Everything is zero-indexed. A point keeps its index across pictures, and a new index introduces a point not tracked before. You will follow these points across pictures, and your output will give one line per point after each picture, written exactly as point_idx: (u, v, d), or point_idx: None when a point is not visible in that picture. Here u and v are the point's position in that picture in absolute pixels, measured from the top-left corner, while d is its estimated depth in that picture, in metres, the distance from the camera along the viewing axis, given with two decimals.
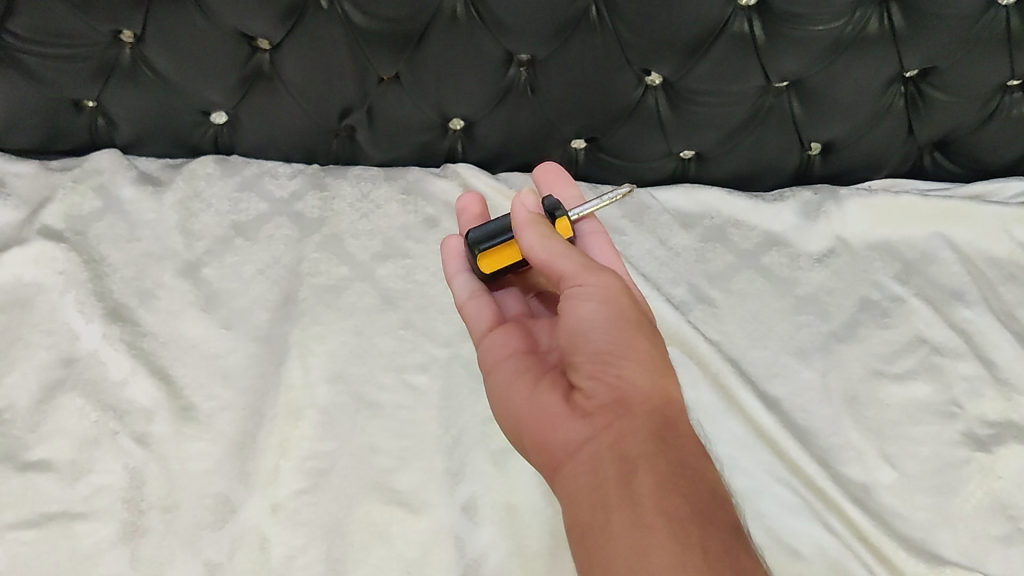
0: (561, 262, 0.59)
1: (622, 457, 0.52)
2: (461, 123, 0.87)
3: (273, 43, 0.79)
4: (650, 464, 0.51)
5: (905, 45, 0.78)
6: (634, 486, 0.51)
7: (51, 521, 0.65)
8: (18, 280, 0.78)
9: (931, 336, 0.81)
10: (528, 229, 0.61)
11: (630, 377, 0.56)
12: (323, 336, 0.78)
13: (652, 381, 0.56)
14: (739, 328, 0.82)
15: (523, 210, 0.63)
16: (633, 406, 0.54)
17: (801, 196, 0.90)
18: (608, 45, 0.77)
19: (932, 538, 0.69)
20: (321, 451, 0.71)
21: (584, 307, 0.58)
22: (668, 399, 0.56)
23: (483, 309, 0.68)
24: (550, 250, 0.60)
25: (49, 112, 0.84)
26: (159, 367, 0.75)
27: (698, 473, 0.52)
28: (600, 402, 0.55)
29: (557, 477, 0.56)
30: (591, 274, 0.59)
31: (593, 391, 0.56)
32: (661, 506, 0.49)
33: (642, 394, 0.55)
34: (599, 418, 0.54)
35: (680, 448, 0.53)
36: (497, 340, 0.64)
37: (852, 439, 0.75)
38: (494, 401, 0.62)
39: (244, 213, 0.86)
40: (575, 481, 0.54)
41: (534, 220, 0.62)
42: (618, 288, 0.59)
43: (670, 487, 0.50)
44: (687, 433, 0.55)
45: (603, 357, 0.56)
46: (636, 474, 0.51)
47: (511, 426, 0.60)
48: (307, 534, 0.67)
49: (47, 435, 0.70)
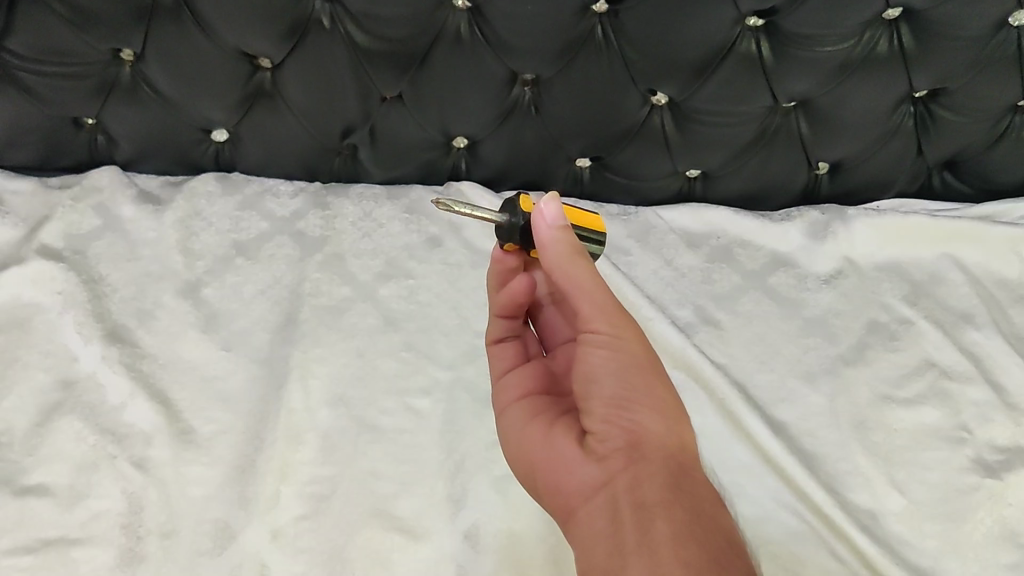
0: (582, 300, 0.57)
1: (637, 504, 0.52)
2: (464, 141, 0.86)
3: (274, 62, 0.78)
4: (666, 512, 0.51)
5: (914, 66, 0.77)
6: (650, 534, 0.50)
7: (49, 547, 0.64)
8: (16, 299, 0.77)
9: (940, 359, 0.80)
10: (550, 251, 0.57)
11: (644, 421, 0.55)
12: (324, 358, 0.77)
13: (667, 426, 0.55)
14: (746, 351, 0.81)
15: (547, 226, 0.57)
16: (648, 453, 0.54)
17: (808, 217, 0.89)
18: (613, 64, 0.77)
19: (942, 566, 0.68)
20: (322, 476, 0.70)
21: (599, 353, 0.56)
22: (683, 446, 0.55)
23: (508, 350, 0.68)
24: (576, 278, 0.57)
25: (49, 130, 0.83)
26: (158, 390, 0.74)
27: (715, 521, 0.51)
28: (613, 447, 0.55)
29: (570, 523, 0.55)
30: (609, 318, 0.57)
31: (606, 435, 0.55)
32: (678, 555, 0.48)
33: (657, 440, 0.55)
34: (614, 463, 0.54)
35: (696, 496, 0.52)
36: (514, 384, 0.65)
37: (860, 465, 0.73)
38: (508, 447, 0.62)
39: (245, 232, 0.85)
40: (589, 527, 0.53)
41: (559, 240, 0.57)
42: (634, 329, 0.57)
43: (687, 535, 0.49)
44: (702, 482, 0.54)
45: (617, 401, 0.55)
46: (652, 521, 0.50)
47: (524, 470, 0.60)
48: (307, 562, 0.66)
49: (45, 460, 0.69)
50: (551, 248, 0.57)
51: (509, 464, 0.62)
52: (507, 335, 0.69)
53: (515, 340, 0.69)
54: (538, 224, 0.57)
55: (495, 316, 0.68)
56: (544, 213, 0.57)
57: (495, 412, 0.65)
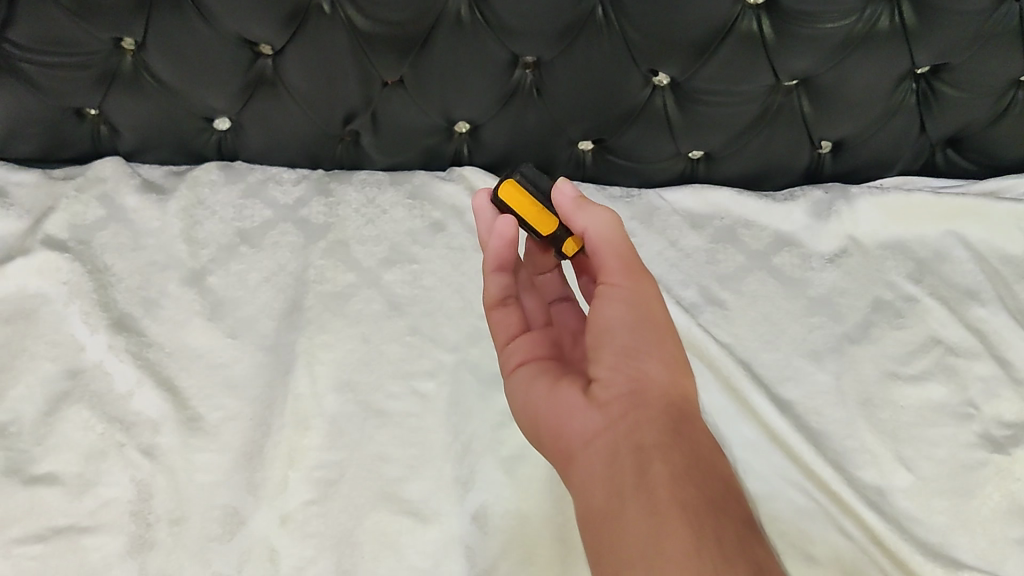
0: (609, 255, 0.60)
1: (637, 447, 0.53)
2: (466, 125, 0.86)
3: (275, 48, 0.78)
4: (664, 456, 0.52)
5: (916, 42, 0.77)
6: (649, 476, 0.51)
7: (59, 535, 0.65)
8: (22, 291, 0.78)
9: (945, 336, 0.80)
10: (586, 212, 0.61)
11: (649, 370, 0.56)
12: (330, 344, 0.77)
13: (670, 378, 0.57)
14: (752, 331, 0.81)
15: (568, 194, 0.62)
16: (650, 400, 0.55)
17: (812, 195, 0.89)
18: (615, 45, 0.77)
19: (949, 541, 0.68)
20: (329, 460, 0.70)
21: (615, 307, 0.58)
22: (685, 395, 0.57)
23: (512, 315, 0.65)
24: (604, 231, 0.61)
25: (51, 121, 0.83)
26: (164, 377, 0.74)
27: (713, 467, 0.53)
28: (617, 392, 0.55)
29: (570, 469, 0.56)
30: (628, 276, 0.60)
31: (611, 382, 0.56)
32: (674, 496, 0.50)
33: (660, 389, 0.56)
34: (615, 409, 0.55)
35: (694, 442, 0.54)
36: (524, 347, 0.63)
37: (866, 442, 0.73)
38: (511, 402, 0.62)
39: (249, 220, 0.86)
40: (588, 471, 0.54)
41: (585, 207, 0.61)
42: (649, 288, 0.60)
43: (685, 478, 0.51)
44: (701, 429, 0.55)
45: (626, 352, 0.57)
46: (651, 463, 0.52)
47: (526, 422, 0.60)
48: (317, 545, 0.66)
49: (53, 449, 0.69)
50: (581, 215, 0.61)
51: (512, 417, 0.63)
52: (508, 297, 0.65)
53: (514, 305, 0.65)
54: (563, 195, 0.62)
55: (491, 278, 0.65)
56: (563, 187, 0.62)
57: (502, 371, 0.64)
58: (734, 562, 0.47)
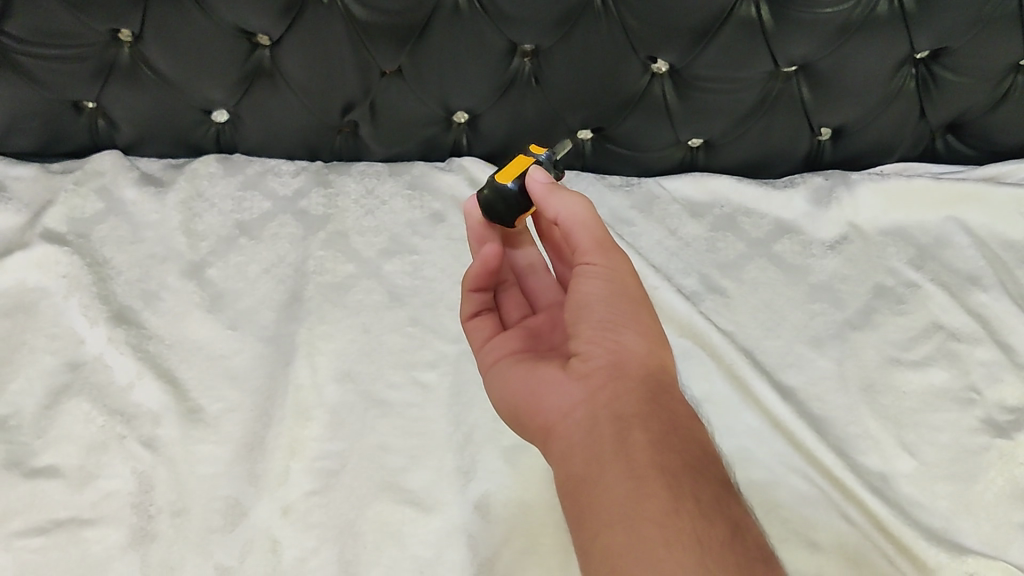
0: (583, 234, 0.59)
1: (616, 416, 0.52)
2: (465, 115, 0.86)
3: (272, 39, 0.78)
4: (643, 424, 0.52)
5: (915, 26, 0.77)
6: (628, 442, 0.51)
7: (60, 528, 0.64)
8: (21, 285, 0.77)
9: (947, 322, 0.80)
10: (555, 196, 0.59)
11: (627, 343, 0.56)
12: (331, 335, 0.77)
13: (648, 348, 0.56)
14: (753, 318, 0.81)
15: (539, 182, 0.60)
16: (629, 371, 0.54)
17: (812, 183, 0.89)
18: (613, 32, 0.76)
19: (954, 526, 0.67)
20: (331, 451, 0.70)
21: (593, 282, 0.58)
22: (663, 366, 0.56)
23: (487, 321, 0.66)
24: (578, 213, 0.59)
25: (49, 115, 0.83)
26: (165, 370, 0.74)
27: (691, 432, 0.53)
28: (596, 364, 0.55)
29: (548, 442, 0.55)
30: (604, 252, 0.59)
31: (590, 354, 0.55)
32: (654, 461, 0.50)
33: (639, 360, 0.55)
34: (594, 380, 0.54)
35: (672, 410, 0.54)
36: (499, 341, 0.63)
37: (869, 428, 0.73)
38: (489, 380, 0.61)
39: (248, 212, 0.85)
40: (567, 442, 0.53)
41: (554, 190, 0.60)
42: (627, 263, 0.59)
43: (664, 444, 0.51)
44: (679, 397, 0.55)
45: (605, 325, 0.56)
46: (630, 431, 0.51)
47: (504, 401, 0.59)
48: (319, 536, 0.66)
49: (53, 442, 0.69)
50: (554, 201, 0.60)
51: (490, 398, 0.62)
52: (483, 309, 0.67)
53: (490, 313, 0.67)
54: (535, 186, 0.60)
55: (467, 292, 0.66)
56: (533, 176, 0.61)
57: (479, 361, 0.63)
58: (713, 521, 0.47)
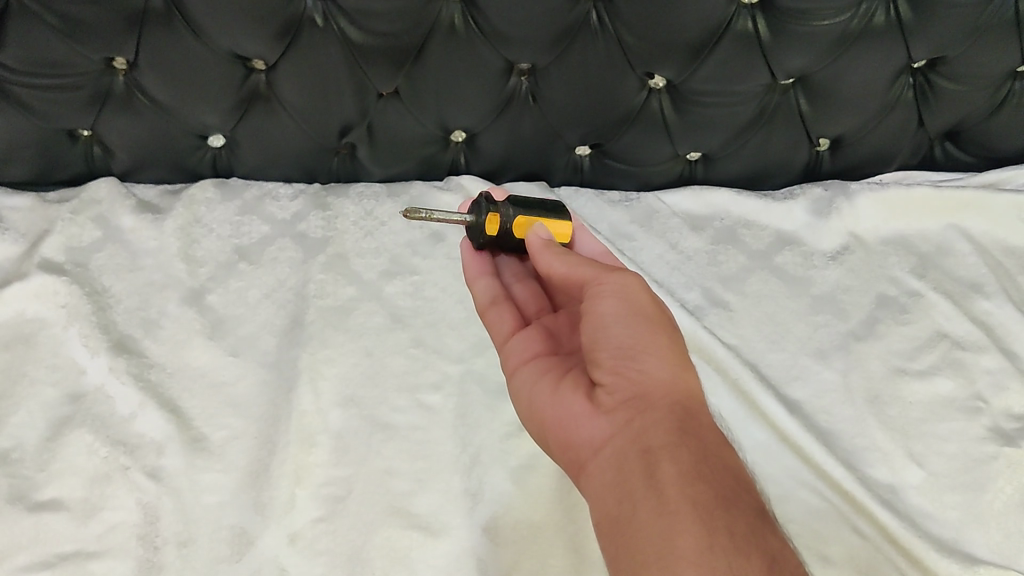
0: (582, 267, 0.61)
1: (644, 449, 0.53)
2: (462, 135, 0.86)
3: (268, 64, 0.77)
4: (672, 454, 0.52)
5: (911, 35, 0.77)
6: (658, 477, 0.51)
7: (65, 562, 0.63)
8: (20, 316, 0.77)
9: (951, 330, 0.80)
10: (546, 254, 0.63)
11: (650, 370, 0.56)
12: (333, 359, 0.77)
13: (672, 373, 0.56)
14: (757, 332, 0.80)
15: (538, 237, 0.64)
16: (655, 400, 0.55)
17: (812, 193, 0.89)
18: (609, 50, 0.76)
19: (965, 537, 0.67)
20: (337, 477, 0.70)
21: (608, 301, 0.58)
22: (690, 392, 0.56)
23: (506, 314, 0.67)
24: (565, 265, 0.62)
25: (44, 144, 0.83)
26: (168, 398, 0.73)
27: (722, 460, 0.52)
28: (621, 398, 0.55)
29: (582, 475, 0.56)
30: (614, 273, 0.60)
31: (615, 387, 0.56)
32: (685, 493, 0.49)
33: (663, 387, 0.55)
34: (620, 414, 0.55)
35: (701, 438, 0.53)
36: (523, 345, 0.64)
37: (876, 440, 0.73)
38: (520, 404, 0.62)
39: (247, 237, 0.85)
40: (599, 478, 0.54)
41: (546, 249, 0.63)
42: (639, 283, 0.60)
43: (694, 475, 0.51)
44: (709, 424, 0.55)
45: (626, 351, 0.57)
46: (658, 463, 0.52)
47: (535, 427, 0.61)
48: (327, 564, 0.65)
49: (56, 474, 0.68)
50: (544, 257, 0.63)
51: (522, 422, 0.63)
52: (499, 298, 0.69)
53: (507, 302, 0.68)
54: (532, 239, 0.65)
55: (479, 281, 0.70)
56: (536, 232, 0.65)
57: (506, 372, 0.65)
58: (748, 556, 0.47)
